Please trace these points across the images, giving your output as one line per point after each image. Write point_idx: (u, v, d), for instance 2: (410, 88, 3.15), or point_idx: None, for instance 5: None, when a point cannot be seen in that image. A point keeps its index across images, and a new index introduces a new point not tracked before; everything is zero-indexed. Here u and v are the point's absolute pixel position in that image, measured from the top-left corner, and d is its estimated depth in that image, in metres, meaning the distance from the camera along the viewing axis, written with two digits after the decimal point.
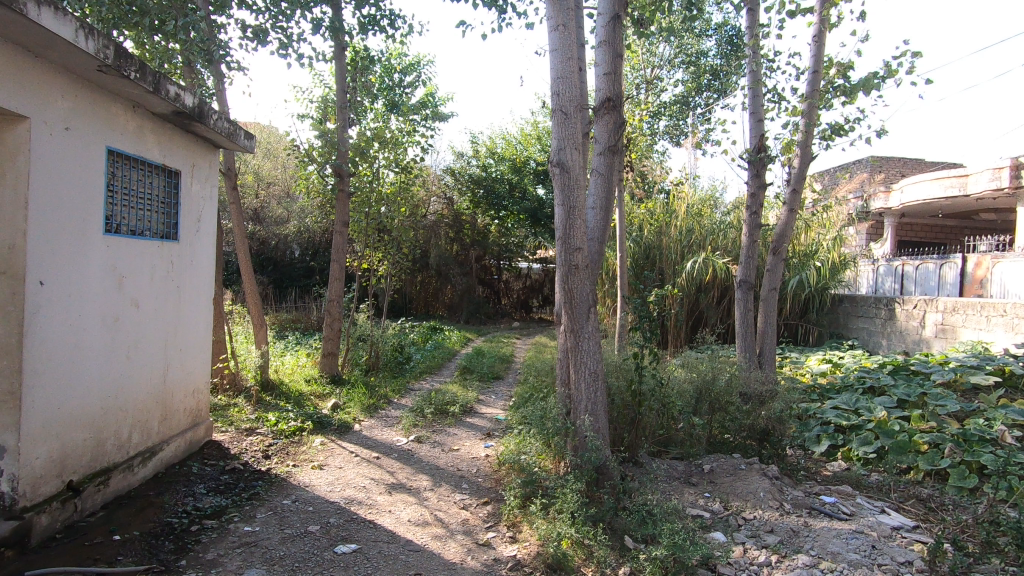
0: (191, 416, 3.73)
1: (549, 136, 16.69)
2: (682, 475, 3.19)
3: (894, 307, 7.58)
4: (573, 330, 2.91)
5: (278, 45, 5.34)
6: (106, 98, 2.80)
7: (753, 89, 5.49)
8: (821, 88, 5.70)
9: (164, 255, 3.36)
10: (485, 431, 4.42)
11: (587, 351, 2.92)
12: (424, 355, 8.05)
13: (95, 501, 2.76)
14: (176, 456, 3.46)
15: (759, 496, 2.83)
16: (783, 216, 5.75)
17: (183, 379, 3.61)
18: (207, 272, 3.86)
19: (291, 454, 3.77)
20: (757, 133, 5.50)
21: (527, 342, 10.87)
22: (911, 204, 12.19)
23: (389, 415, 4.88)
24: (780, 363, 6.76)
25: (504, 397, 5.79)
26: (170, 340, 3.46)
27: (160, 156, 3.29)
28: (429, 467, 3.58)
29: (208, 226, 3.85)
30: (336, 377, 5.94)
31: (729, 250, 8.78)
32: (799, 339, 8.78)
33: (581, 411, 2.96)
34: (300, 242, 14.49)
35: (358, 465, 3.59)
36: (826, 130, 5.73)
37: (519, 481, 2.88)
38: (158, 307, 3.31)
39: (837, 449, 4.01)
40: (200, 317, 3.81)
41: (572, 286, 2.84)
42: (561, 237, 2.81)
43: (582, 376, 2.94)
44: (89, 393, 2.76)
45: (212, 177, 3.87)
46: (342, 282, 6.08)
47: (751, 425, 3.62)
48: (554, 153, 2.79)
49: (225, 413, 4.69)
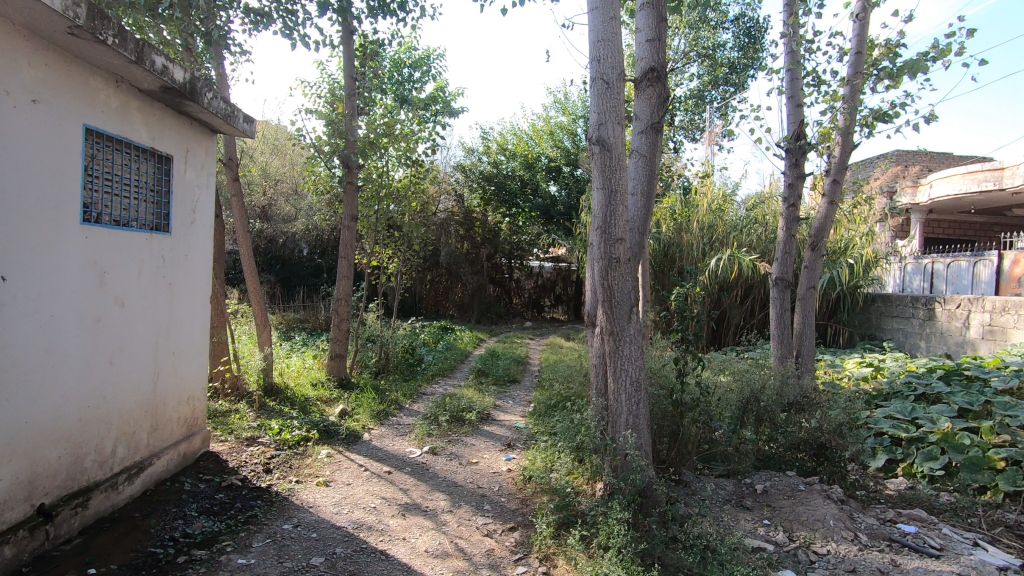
0: (186, 425, 3.41)
1: (562, 132, 16.31)
2: (734, 498, 2.82)
3: (934, 307, 7.14)
4: (612, 333, 2.55)
5: (283, 28, 5.02)
6: (83, 70, 2.48)
7: (791, 72, 5.09)
8: (864, 71, 5.29)
9: (154, 249, 3.03)
10: (506, 442, 4.06)
11: (629, 357, 2.56)
12: (436, 357, 7.71)
13: (71, 526, 2.45)
14: (167, 471, 3.15)
15: (829, 525, 2.46)
16: (823, 208, 5.33)
17: (176, 386, 3.30)
18: (204, 269, 3.54)
19: (295, 468, 3.44)
20: (795, 119, 5.09)
21: (541, 343, 10.51)
22: (941, 199, 11.69)
23: (401, 422, 4.54)
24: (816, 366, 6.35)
25: (522, 403, 5.43)
26: (162, 342, 3.14)
27: (149, 138, 2.96)
28: (446, 485, 3.23)
29: (204, 217, 3.52)
30: (344, 381, 5.61)
31: (754, 247, 8.36)
32: (828, 339, 8.47)
33: (621, 426, 2.60)
34: (308, 240, 14.24)
35: (369, 481, 3.25)
36: (869, 116, 5.31)
37: (553, 506, 2.53)
38: (148, 306, 2.99)
39: (896, 465, 3.62)
40: (197, 318, 3.49)
41: (612, 283, 2.48)
42: (600, 226, 2.45)
43: (622, 386, 2.58)
44: (64, 404, 2.45)
45: (208, 164, 3.54)
46: (351, 279, 5.75)
47: (805, 438, 3.25)
48: (592, 129, 2.42)
49: (225, 420, 4.37)
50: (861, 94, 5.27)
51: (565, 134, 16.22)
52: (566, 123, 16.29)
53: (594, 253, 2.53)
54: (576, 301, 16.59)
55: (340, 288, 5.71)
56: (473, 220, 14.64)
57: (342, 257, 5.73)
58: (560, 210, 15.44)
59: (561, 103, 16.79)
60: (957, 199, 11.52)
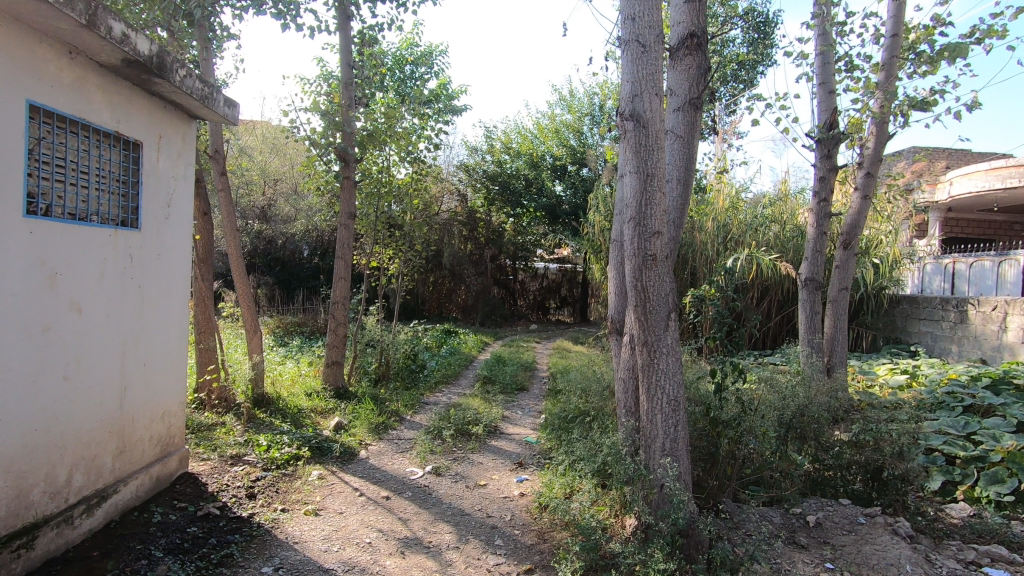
0: (160, 445, 3.04)
1: (567, 130, 15.93)
2: (784, 532, 2.45)
3: (967, 309, 6.74)
4: (646, 344, 2.17)
5: (274, 10, 4.65)
6: (25, 35, 2.12)
7: (823, 56, 4.71)
8: (900, 55, 4.90)
9: (121, 246, 2.68)
10: (516, 460, 3.68)
11: (667, 371, 2.18)
12: (439, 362, 7.34)
13: (12, 571, 2.09)
14: (136, 498, 2.78)
15: (906, 570, 2.08)
16: (856, 203, 4.95)
17: (148, 401, 2.93)
18: (183, 269, 3.18)
19: (282, 493, 3.06)
20: (827, 107, 4.70)
21: (549, 346, 10.15)
22: (961, 197, 11.25)
23: (401, 437, 4.16)
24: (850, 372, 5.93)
25: (532, 414, 5.05)
26: (130, 352, 2.78)
27: (111, 120, 2.60)
28: (452, 513, 2.85)
29: (181, 212, 3.16)
30: (341, 390, 5.24)
31: (772, 247, 7.96)
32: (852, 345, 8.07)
33: (657, 452, 2.23)
34: (309, 241, 13.91)
35: (364, 509, 2.88)
36: (905, 105, 4.92)
37: (578, 547, 2.17)
38: (112, 311, 2.63)
39: (955, 488, 3.23)
40: (174, 324, 3.13)
41: (646, 284, 2.11)
42: (634, 217, 2.08)
43: (658, 406, 2.21)
44: (4, 428, 2.10)
45: (186, 154, 3.18)
46: (349, 281, 5.38)
47: (858, 459, 2.88)
48: (624, 102, 2.07)
49: (210, 435, 4.01)
50: (898, 80, 4.88)
51: (571, 133, 15.85)
52: (571, 121, 15.93)
53: (625, 250, 2.16)
54: (582, 303, 16.20)
55: (336, 290, 5.35)
56: (477, 220, 14.29)
57: (338, 257, 5.36)
58: (565, 210, 15.07)
59: (566, 101, 16.43)
60: (978, 197, 11.09)
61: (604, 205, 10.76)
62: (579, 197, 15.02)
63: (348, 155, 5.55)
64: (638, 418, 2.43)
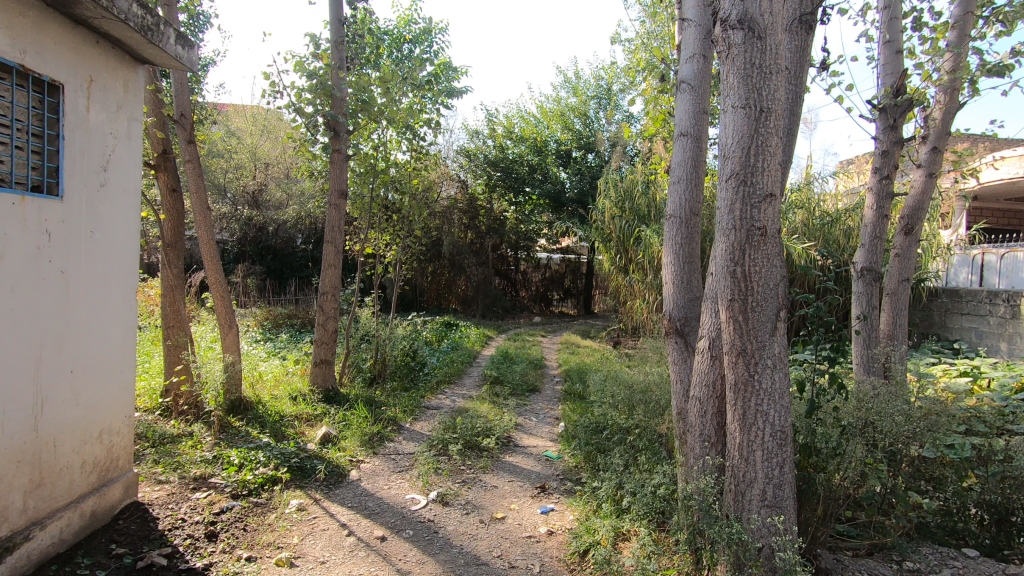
0: (96, 472, 2.42)
1: (572, 113, 15.23)
2: None
3: (1019, 303, 6.15)
4: (745, 354, 1.56)
5: None
6: None
7: (888, 9, 4.07)
8: (974, 10, 4.25)
9: (31, 218, 2.04)
10: (538, 482, 3.07)
11: (771, 394, 1.57)
12: (441, 359, 6.74)
13: None
14: (59, 545, 2.17)
15: None
16: (919, 182, 4.33)
17: (77, 418, 2.30)
18: (128, 252, 2.54)
19: (250, 533, 2.45)
20: (893, 70, 4.09)
21: (556, 341, 9.57)
22: (990, 184, 10.63)
23: (400, 451, 3.55)
24: (919, 366, 5.39)
25: (549, 421, 4.45)
26: (49, 357, 2.15)
27: (13, 50, 1.97)
28: (464, 562, 2.24)
29: (125, 179, 2.51)
30: (332, 393, 4.61)
31: (800, 234, 7.35)
32: None
33: (752, 499, 1.62)
34: (302, 229, 13.28)
35: (353, 556, 2.28)
36: (976, 70, 4.27)
37: None
38: (18, 303, 2.00)
39: None
40: (115, 321, 2.50)
41: (750, 267, 1.52)
42: (736, 165, 1.53)
43: (755, 437, 1.60)
44: None
45: (129, 104, 2.53)
46: (339, 269, 4.75)
47: (981, 497, 2.29)
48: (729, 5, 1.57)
49: (173, 450, 3.39)
50: (972, 39, 4.23)
51: (576, 117, 15.19)
52: (577, 105, 15.26)
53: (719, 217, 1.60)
54: (586, 295, 15.59)
55: (325, 279, 4.71)
56: (478, 207, 13.65)
57: (327, 241, 4.73)
58: (570, 197, 14.41)
59: (571, 84, 15.77)
60: (1009, 186, 10.48)
61: (615, 191, 10.14)
62: (585, 184, 14.38)
63: (338, 127, 4.81)
64: (718, 445, 1.82)
